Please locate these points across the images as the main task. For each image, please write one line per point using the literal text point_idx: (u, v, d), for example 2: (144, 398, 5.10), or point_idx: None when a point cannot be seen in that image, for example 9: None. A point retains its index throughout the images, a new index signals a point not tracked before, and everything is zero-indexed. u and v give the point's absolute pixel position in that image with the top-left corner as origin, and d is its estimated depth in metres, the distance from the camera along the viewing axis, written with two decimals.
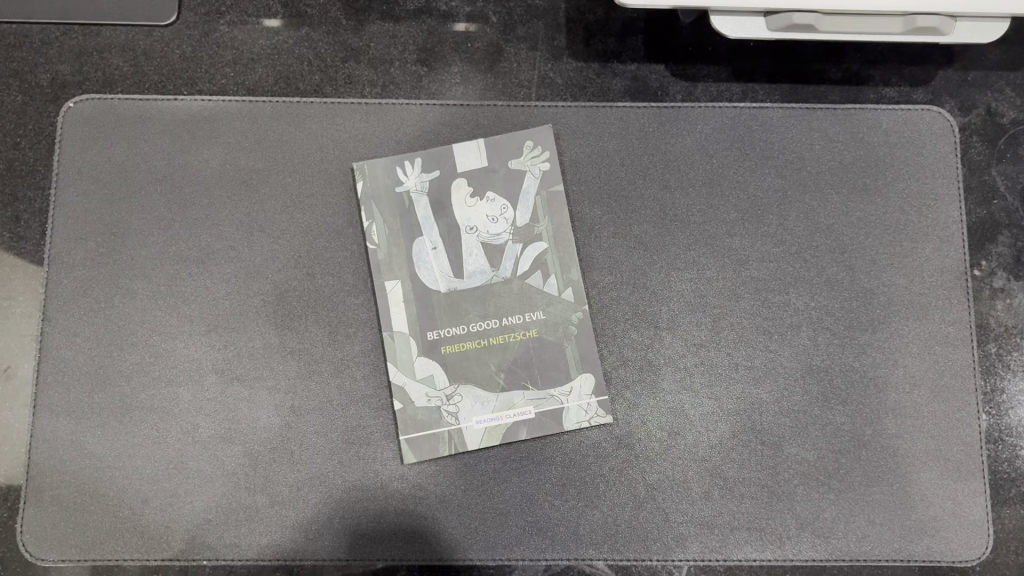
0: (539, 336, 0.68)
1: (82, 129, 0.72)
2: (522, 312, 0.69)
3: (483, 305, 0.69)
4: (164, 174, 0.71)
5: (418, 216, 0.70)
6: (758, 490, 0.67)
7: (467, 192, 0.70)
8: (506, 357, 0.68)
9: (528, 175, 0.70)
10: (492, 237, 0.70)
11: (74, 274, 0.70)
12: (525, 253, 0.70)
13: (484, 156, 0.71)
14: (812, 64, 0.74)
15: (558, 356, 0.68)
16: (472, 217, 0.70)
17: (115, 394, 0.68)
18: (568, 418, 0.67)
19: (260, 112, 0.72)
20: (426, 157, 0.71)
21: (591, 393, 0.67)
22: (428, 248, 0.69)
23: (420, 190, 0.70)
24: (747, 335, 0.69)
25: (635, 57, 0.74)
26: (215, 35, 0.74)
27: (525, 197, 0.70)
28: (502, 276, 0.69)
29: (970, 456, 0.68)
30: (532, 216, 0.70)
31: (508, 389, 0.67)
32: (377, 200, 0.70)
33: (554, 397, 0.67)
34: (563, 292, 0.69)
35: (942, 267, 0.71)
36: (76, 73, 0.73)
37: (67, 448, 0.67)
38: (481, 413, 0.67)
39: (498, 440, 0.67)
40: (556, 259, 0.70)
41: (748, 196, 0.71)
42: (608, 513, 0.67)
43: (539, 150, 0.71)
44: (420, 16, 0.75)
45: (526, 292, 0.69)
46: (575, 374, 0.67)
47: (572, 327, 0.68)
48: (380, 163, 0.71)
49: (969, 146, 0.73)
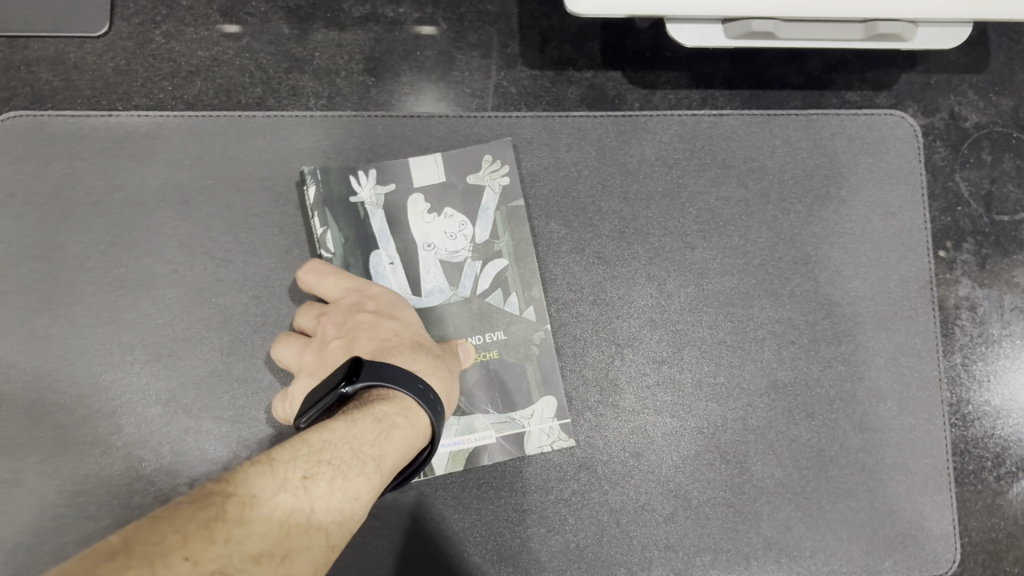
0: (500, 358, 0.66)
1: (11, 149, 0.68)
2: (483, 332, 0.66)
3: (442, 324, 0.66)
4: (101, 195, 0.68)
5: (374, 229, 0.66)
6: (724, 510, 0.66)
7: (423, 207, 0.67)
8: (467, 379, 0.66)
9: (487, 190, 0.68)
10: (451, 254, 0.67)
11: (7, 301, 0.66)
12: (485, 271, 0.67)
13: (441, 169, 0.68)
14: (772, 69, 0.73)
15: (520, 378, 0.66)
16: (429, 233, 0.67)
17: (52, 428, 0.65)
18: (530, 442, 0.65)
19: (200, 127, 0.69)
20: (381, 168, 0.67)
21: (554, 416, 0.66)
22: (385, 262, 0.66)
23: (376, 202, 0.67)
24: (710, 351, 0.68)
25: (592, 64, 0.72)
26: (150, 46, 0.71)
27: (484, 213, 0.68)
28: (462, 295, 0.67)
29: (937, 469, 0.67)
30: (491, 233, 0.68)
31: (469, 412, 0.65)
32: (330, 209, 0.66)
33: (516, 420, 0.65)
34: (525, 311, 0.67)
35: (906, 277, 0.70)
36: (2, 88, 0.69)
37: (1, 486, 0.64)
38: (444, 437, 0.64)
39: (461, 465, 0.65)
40: (517, 277, 0.67)
41: (710, 206, 0.69)
42: (571, 539, 0.65)
43: (499, 164, 0.68)
44: (366, 24, 0.72)
45: (486, 312, 0.67)
46: (537, 397, 0.66)
47: (534, 347, 0.66)
48: (333, 170, 0.67)
49: (932, 151, 0.73)
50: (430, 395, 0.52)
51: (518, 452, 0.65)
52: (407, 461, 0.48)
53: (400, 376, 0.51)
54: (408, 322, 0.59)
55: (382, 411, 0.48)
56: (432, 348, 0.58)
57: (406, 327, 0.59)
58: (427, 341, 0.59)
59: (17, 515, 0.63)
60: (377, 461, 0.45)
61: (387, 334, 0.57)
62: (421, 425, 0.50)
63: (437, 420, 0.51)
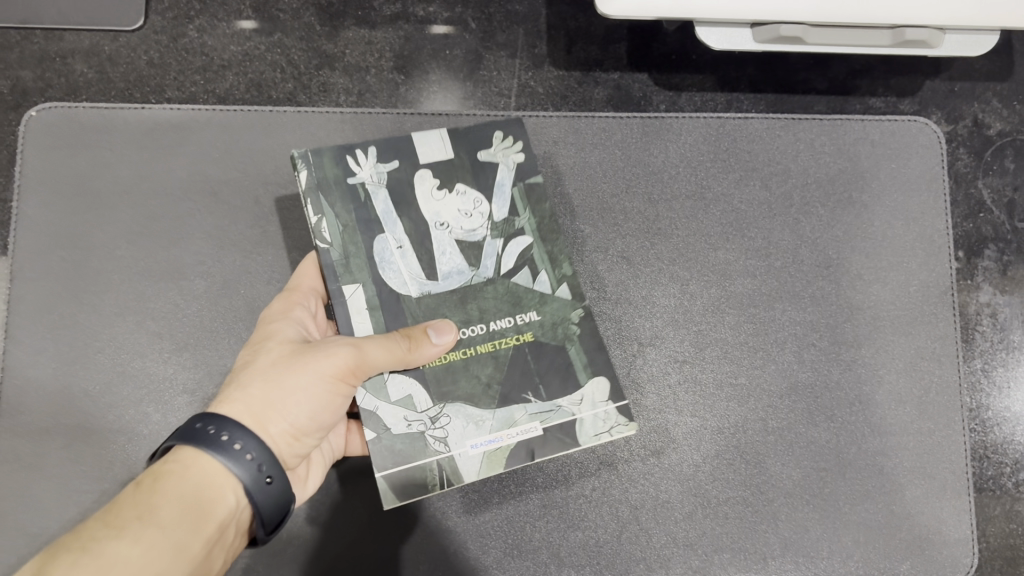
0: (535, 341, 0.58)
1: (45, 139, 0.69)
2: (513, 315, 0.59)
3: (465, 309, 0.58)
4: (131, 185, 0.68)
5: (377, 211, 0.58)
6: (743, 510, 0.66)
7: (433, 185, 0.59)
8: (498, 367, 0.58)
9: (501, 166, 0.61)
10: (467, 234, 0.59)
11: (37, 287, 0.67)
12: (508, 250, 0.60)
13: (448, 145, 0.60)
14: (797, 74, 0.74)
15: (560, 361, 0.58)
16: (442, 212, 0.59)
17: (80, 414, 0.65)
18: (584, 432, 0.57)
19: (231, 121, 0.70)
20: (380, 146, 0.59)
21: (608, 398, 0.58)
22: (392, 247, 0.58)
23: (377, 182, 0.59)
24: (731, 352, 0.68)
25: (618, 66, 0.73)
26: (183, 40, 0.73)
27: (500, 189, 0.60)
28: (484, 276, 0.59)
29: (955, 474, 0.68)
30: (510, 210, 0.60)
31: (507, 404, 0.57)
32: (325, 193, 0.58)
33: (564, 407, 0.57)
34: (558, 290, 0.60)
35: (926, 283, 0.70)
36: (38, 79, 0.71)
37: (27, 470, 0.63)
38: (476, 435, 0.56)
39: (501, 464, 0.56)
40: (545, 256, 0.60)
41: (733, 208, 0.70)
42: (590, 535, 0.65)
43: (513, 141, 0.61)
44: (396, 23, 0.74)
45: (515, 292, 0.59)
46: (585, 379, 0.58)
47: (572, 327, 0.59)
48: (323, 150, 0.58)
49: (955, 158, 0.73)
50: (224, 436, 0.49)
51: (567, 445, 0.57)
52: (197, 517, 0.46)
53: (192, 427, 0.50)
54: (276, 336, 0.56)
55: (165, 465, 0.48)
56: (277, 351, 0.55)
57: (254, 342, 0.57)
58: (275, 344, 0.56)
59: (41, 500, 0.63)
60: (143, 525, 0.45)
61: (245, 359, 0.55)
62: (211, 475, 0.48)
63: (240, 459, 0.49)
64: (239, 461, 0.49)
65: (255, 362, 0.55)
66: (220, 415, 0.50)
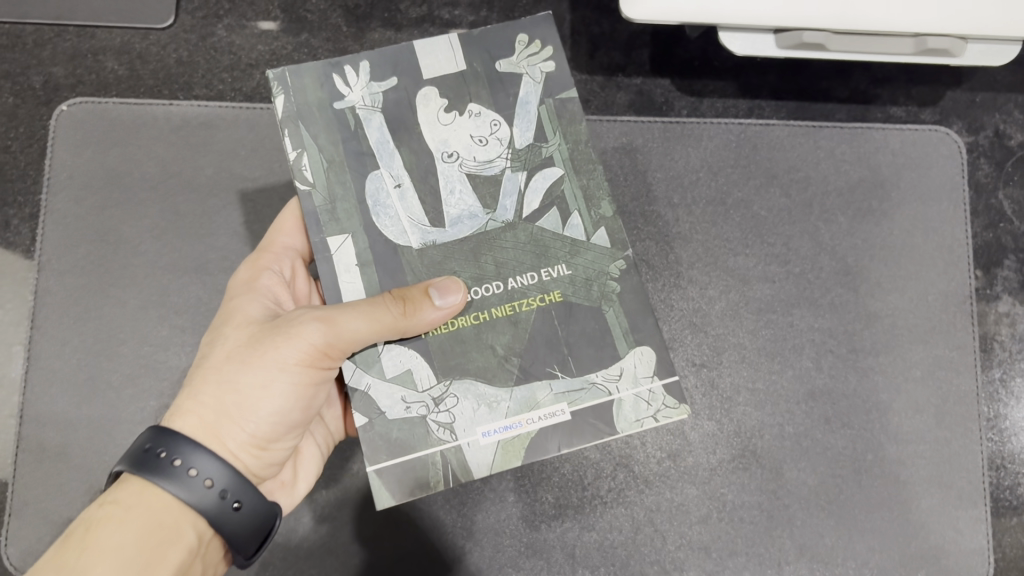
0: (564, 300, 0.50)
1: (75, 134, 0.70)
2: (537, 269, 0.50)
3: (478, 260, 0.50)
4: (158, 181, 0.69)
5: (371, 142, 0.51)
6: (758, 514, 0.66)
7: (439, 108, 0.51)
8: (517, 334, 0.50)
9: (526, 78, 0.52)
10: (483, 166, 0.51)
11: (64, 280, 0.68)
12: (532, 185, 0.51)
13: (460, 56, 0.52)
14: (818, 82, 0.74)
15: (591, 324, 0.50)
16: (451, 140, 0.51)
17: (103, 405, 0.66)
18: (622, 415, 0.49)
19: (257, 120, 0.71)
20: (375, 60, 0.52)
21: (653, 373, 0.50)
22: (389, 186, 0.50)
23: (371, 105, 0.51)
24: (749, 357, 0.68)
25: (641, 71, 0.74)
26: (211, 39, 0.74)
27: (523, 108, 0.52)
28: (501, 219, 0.51)
29: (972, 484, 0.68)
30: (535, 133, 0.52)
31: (529, 382, 0.49)
32: (308, 121, 0.50)
33: (598, 385, 0.49)
34: (594, 235, 0.51)
35: (946, 292, 0.70)
36: (69, 75, 0.72)
37: (54, 458, 0.65)
38: (489, 421, 0.49)
39: (517, 457, 0.49)
40: (578, 192, 0.51)
41: (753, 214, 0.70)
42: (604, 536, 0.66)
43: (540, 47, 0.52)
44: (422, 25, 0.75)
45: (540, 241, 0.51)
46: (625, 352, 0.50)
47: (610, 283, 0.50)
48: (305, 70, 0.51)
49: (975, 168, 0.73)
50: (176, 460, 0.47)
51: (603, 432, 0.49)
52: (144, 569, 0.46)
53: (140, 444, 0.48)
54: (238, 320, 0.53)
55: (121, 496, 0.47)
56: (235, 340, 0.52)
57: (216, 326, 0.54)
58: (235, 330, 0.53)
59: (64, 488, 0.64)
60: None
61: (205, 350, 0.52)
62: (162, 510, 0.47)
63: (192, 485, 0.47)
64: (192, 488, 0.47)
65: (212, 356, 0.52)
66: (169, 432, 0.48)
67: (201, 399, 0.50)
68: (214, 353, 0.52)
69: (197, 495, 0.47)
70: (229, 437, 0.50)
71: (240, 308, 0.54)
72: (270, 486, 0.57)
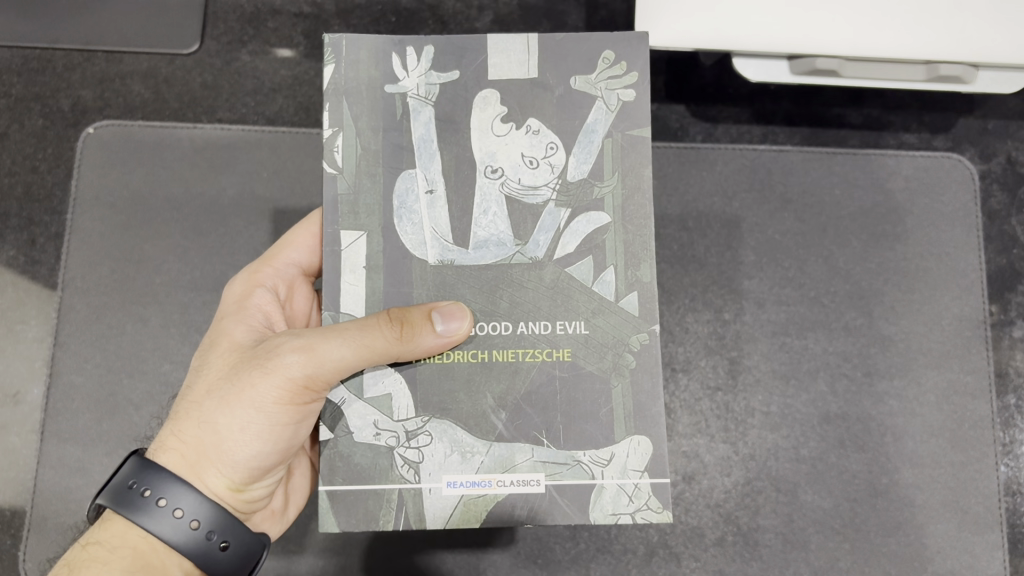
0: (572, 361, 0.48)
1: (100, 156, 0.71)
2: (552, 319, 0.49)
3: (493, 297, 0.49)
4: (180, 201, 0.70)
5: (413, 137, 0.50)
6: (772, 537, 0.66)
7: (496, 118, 0.50)
8: (517, 383, 0.48)
9: (598, 102, 0.50)
10: (524, 193, 0.50)
11: (87, 298, 0.69)
12: (573, 225, 0.49)
13: (534, 62, 0.50)
14: (832, 109, 0.75)
15: (599, 397, 0.48)
16: (498, 154, 0.50)
17: (124, 421, 0.66)
18: (598, 505, 0.47)
19: (279, 142, 0.72)
20: (441, 49, 0.50)
21: (643, 469, 0.48)
22: (420, 190, 0.49)
23: (423, 96, 0.50)
24: (764, 380, 0.69)
25: (657, 97, 0.76)
26: (236, 63, 0.76)
27: (588, 135, 0.50)
28: (531, 254, 0.49)
29: (989, 509, 0.67)
30: (592, 167, 0.50)
31: (512, 440, 0.48)
32: (352, 102, 0.50)
33: (582, 465, 0.48)
34: (624, 297, 0.49)
35: (959, 316, 0.70)
36: (97, 98, 0.74)
37: (74, 474, 0.65)
38: (459, 472, 0.47)
39: (477, 514, 0.47)
40: (619, 247, 0.49)
41: (768, 237, 0.71)
42: (619, 558, 0.67)
43: (624, 71, 0.50)
44: None
45: (561, 287, 0.49)
46: (622, 437, 0.48)
47: (627, 356, 0.48)
48: (365, 44, 0.50)
49: (989, 194, 0.75)
50: (161, 499, 0.48)
51: (575, 516, 0.47)
52: None
53: (119, 481, 0.49)
54: (223, 347, 0.52)
55: (108, 538, 0.48)
56: (217, 366, 0.51)
57: (203, 350, 0.53)
58: (217, 356, 0.52)
59: (83, 506, 0.65)
60: None
61: (192, 379, 0.52)
62: (148, 551, 0.48)
63: (170, 524, 0.48)
64: (174, 528, 0.48)
65: (197, 384, 0.51)
66: (149, 467, 0.49)
67: (183, 436, 0.50)
68: (198, 384, 0.51)
69: (181, 536, 0.48)
70: (209, 474, 0.50)
71: (226, 332, 0.53)
72: (260, 516, 0.56)
